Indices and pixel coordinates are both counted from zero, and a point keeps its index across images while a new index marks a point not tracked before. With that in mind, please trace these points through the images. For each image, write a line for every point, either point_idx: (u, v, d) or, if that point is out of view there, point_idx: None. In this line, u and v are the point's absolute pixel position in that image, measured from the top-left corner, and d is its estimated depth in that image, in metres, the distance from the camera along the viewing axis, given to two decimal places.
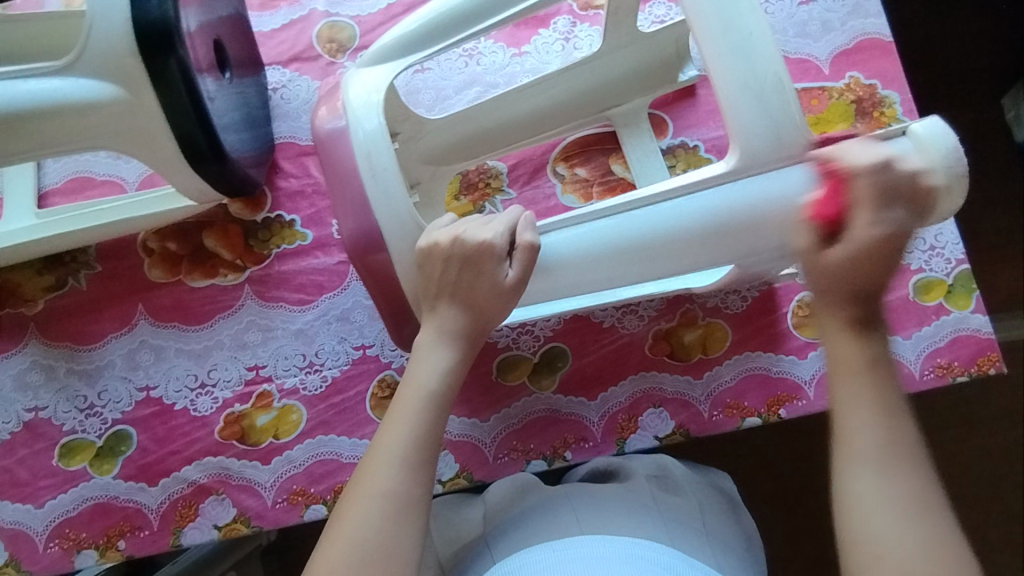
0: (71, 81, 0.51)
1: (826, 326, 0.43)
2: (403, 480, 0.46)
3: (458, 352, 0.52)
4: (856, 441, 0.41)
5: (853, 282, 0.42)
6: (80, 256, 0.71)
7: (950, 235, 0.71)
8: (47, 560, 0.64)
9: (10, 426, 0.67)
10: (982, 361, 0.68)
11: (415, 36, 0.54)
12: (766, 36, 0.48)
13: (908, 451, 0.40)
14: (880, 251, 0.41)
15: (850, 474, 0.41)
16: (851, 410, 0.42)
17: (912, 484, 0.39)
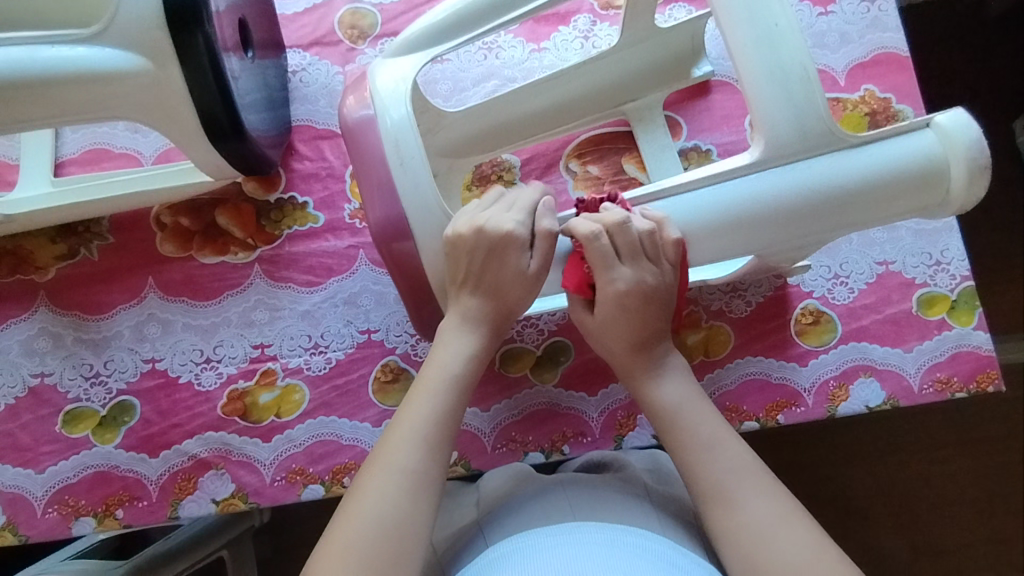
0: (98, 50, 0.51)
1: (640, 393, 0.57)
2: (421, 457, 0.51)
3: (480, 339, 0.56)
4: (704, 483, 0.52)
5: (631, 332, 0.56)
6: (93, 227, 0.71)
7: (956, 252, 0.72)
8: (44, 525, 0.65)
9: (15, 390, 0.68)
10: (981, 377, 0.69)
11: (442, 24, 0.55)
12: (793, 28, 0.49)
13: (751, 479, 0.51)
14: (646, 307, 0.54)
15: (711, 514, 0.51)
16: (703, 461, 0.53)
17: (770, 507, 0.49)
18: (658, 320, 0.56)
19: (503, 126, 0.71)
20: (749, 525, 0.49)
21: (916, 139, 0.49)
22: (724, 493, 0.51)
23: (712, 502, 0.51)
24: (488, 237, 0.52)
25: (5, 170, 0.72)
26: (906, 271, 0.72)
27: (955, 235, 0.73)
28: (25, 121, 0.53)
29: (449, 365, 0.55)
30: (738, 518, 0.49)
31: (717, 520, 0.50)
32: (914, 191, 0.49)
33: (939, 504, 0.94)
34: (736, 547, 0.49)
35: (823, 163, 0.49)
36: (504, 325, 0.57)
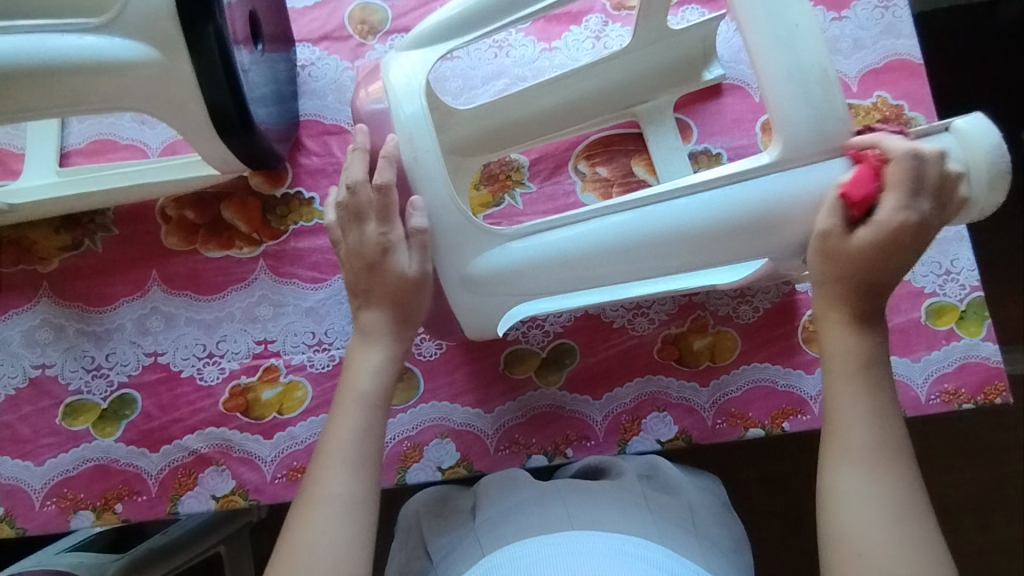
0: (108, 40, 0.51)
1: (829, 328, 0.52)
2: (348, 479, 0.51)
3: (392, 350, 0.56)
4: (845, 439, 0.49)
5: (862, 271, 0.50)
6: (98, 218, 0.71)
7: (966, 261, 0.71)
8: (42, 518, 0.64)
9: (16, 381, 0.67)
10: (988, 389, 0.68)
11: (455, 21, 0.54)
12: (812, 28, 0.48)
13: (890, 455, 0.49)
14: (898, 251, 0.49)
15: (832, 469, 0.49)
16: (844, 410, 0.50)
17: (884, 499, 0.47)
18: (906, 257, 0.49)
19: (512, 124, 0.70)
20: (854, 511, 0.47)
21: (935, 143, 0.49)
22: (855, 459, 0.49)
23: (838, 459, 0.49)
24: (361, 251, 0.55)
25: (10, 159, 0.72)
26: (915, 280, 0.71)
27: (965, 244, 0.72)
28: (33, 110, 0.52)
29: (363, 383, 0.54)
30: (850, 489, 0.48)
31: (828, 479, 0.49)
32: (932, 194, 0.49)
33: (941, 514, 0.93)
34: (838, 519, 0.48)
35: (839, 165, 0.49)
36: (409, 326, 0.56)
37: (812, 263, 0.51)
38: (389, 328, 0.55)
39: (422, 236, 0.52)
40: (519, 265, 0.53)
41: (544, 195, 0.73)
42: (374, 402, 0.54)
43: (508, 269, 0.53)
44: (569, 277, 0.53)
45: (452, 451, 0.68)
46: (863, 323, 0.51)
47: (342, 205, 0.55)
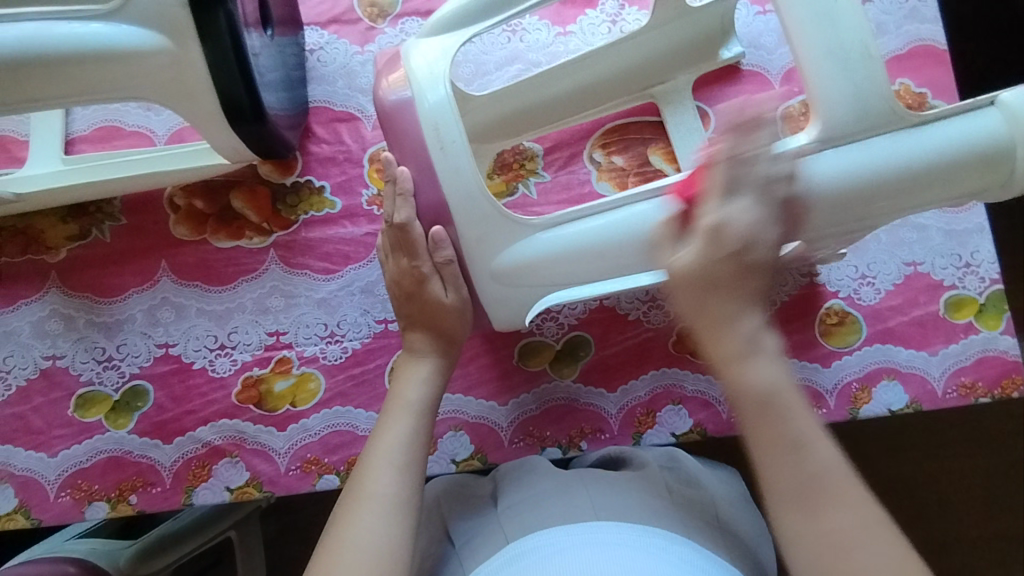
0: (115, 27, 0.49)
1: (709, 337, 0.45)
2: (395, 481, 0.50)
3: (440, 366, 0.58)
4: (795, 496, 0.41)
5: (704, 289, 0.44)
6: (105, 207, 0.70)
7: (987, 254, 0.70)
8: (58, 509, 0.64)
9: (26, 372, 0.66)
10: (1006, 382, 0.68)
11: (474, 7, 0.52)
12: (853, 4, 0.47)
13: (836, 477, 0.41)
14: (734, 271, 0.44)
15: (793, 522, 0.41)
16: (764, 452, 0.42)
17: (852, 516, 0.40)
18: (748, 265, 0.44)
19: (529, 108, 0.69)
20: (841, 535, 0.40)
21: (981, 118, 0.48)
22: (824, 495, 0.41)
23: (798, 510, 0.41)
24: (401, 279, 0.57)
25: (14, 146, 0.70)
26: (935, 273, 0.70)
27: (986, 236, 0.71)
28: (37, 101, 0.50)
29: (413, 394, 0.55)
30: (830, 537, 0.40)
31: (804, 552, 0.41)
32: (979, 171, 0.48)
33: (951, 503, 0.91)
34: (825, 562, 0.40)
35: (885, 144, 0.47)
36: (454, 346, 0.58)
37: (675, 299, 0.46)
38: (430, 347, 0.57)
39: (450, 266, 0.54)
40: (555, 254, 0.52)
41: (558, 185, 0.71)
42: (423, 412, 0.55)
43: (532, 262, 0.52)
44: (598, 268, 0.52)
45: (466, 443, 0.68)
46: (738, 356, 0.43)
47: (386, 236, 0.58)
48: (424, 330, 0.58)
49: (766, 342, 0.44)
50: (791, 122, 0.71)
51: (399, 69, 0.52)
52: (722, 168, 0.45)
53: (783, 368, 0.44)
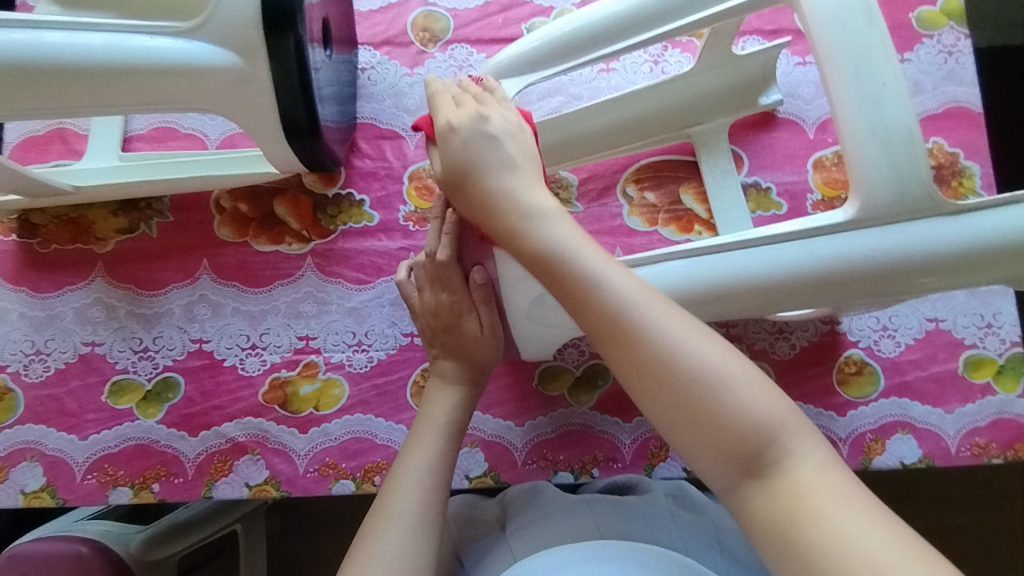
0: (192, 44, 0.52)
1: (472, 196, 0.49)
2: (419, 501, 0.52)
3: (466, 394, 0.60)
4: (608, 333, 0.41)
5: (452, 171, 0.50)
6: (154, 204, 0.73)
7: (1008, 316, 0.71)
8: (83, 490, 0.66)
9: (66, 356, 0.69)
10: (1019, 446, 0.68)
11: (523, 58, 0.56)
12: (901, 90, 0.49)
13: (621, 300, 0.41)
14: (479, 149, 0.49)
15: (613, 361, 0.41)
16: (571, 302, 0.43)
17: (670, 333, 0.40)
18: (501, 144, 0.49)
19: (567, 139, 0.71)
20: (657, 355, 0.39)
21: (1018, 212, 0.49)
22: (625, 324, 0.40)
23: (607, 344, 0.41)
24: (437, 311, 0.60)
25: (74, 139, 0.74)
26: (956, 331, 0.71)
27: (1008, 298, 0.72)
28: (109, 106, 0.53)
29: (441, 416, 0.57)
30: (643, 359, 0.39)
31: (626, 379, 0.40)
32: (1009, 262, 0.49)
33: (954, 558, 0.91)
34: (640, 375, 0.40)
35: (920, 228, 0.48)
36: (481, 377, 0.61)
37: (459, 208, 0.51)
38: (459, 374, 0.60)
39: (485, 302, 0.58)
40: None
41: (590, 216, 0.73)
42: (449, 433, 0.57)
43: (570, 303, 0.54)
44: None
45: (480, 460, 0.69)
46: (522, 230, 0.46)
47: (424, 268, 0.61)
48: (455, 359, 0.61)
49: (538, 206, 0.46)
50: (823, 172, 0.73)
51: None
52: (439, 91, 0.52)
53: (564, 220, 0.46)
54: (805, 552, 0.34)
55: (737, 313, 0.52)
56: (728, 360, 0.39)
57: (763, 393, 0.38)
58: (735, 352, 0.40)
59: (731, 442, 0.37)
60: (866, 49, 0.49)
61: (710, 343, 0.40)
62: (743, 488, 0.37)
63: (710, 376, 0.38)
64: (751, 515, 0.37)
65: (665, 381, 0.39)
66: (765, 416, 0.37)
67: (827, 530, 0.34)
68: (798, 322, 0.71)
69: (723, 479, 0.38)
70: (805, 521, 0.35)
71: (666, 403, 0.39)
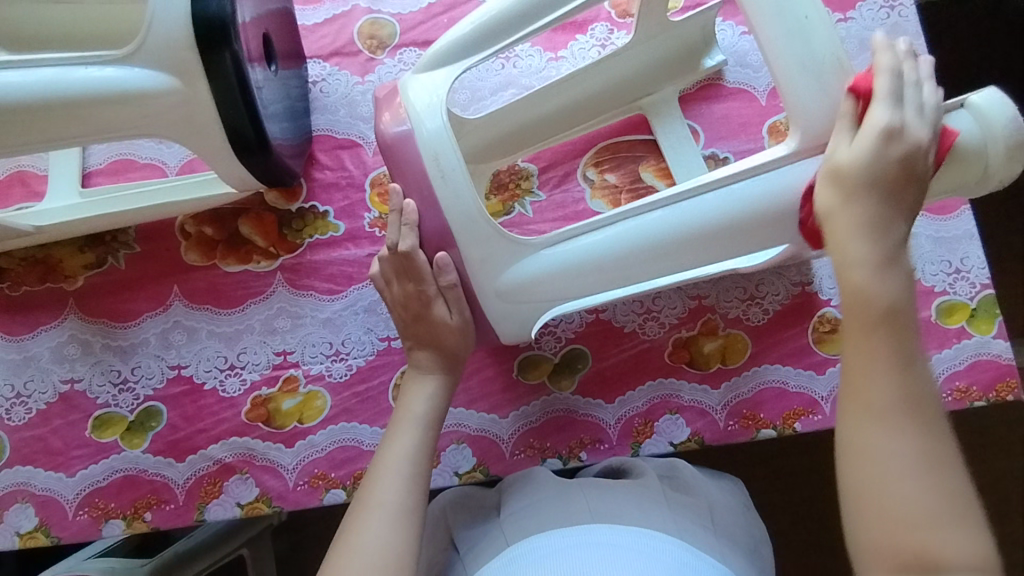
0: (129, 70, 0.53)
1: (843, 215, 0.46)
2: (398, 491, 0.54)
3: (443, 380, 0.61)
4: (892, 404, 0.43)
5: (872, 179, 0.46)
6: (120, 236, 0.73)
7: (976, 259, 0.72)
8: (76, 526, 0.67)
9: (46, 397, 0.69)
10: (1000, 386, 0.69)
11: (455, 46, 0.56)
12: (824, 20, 0.49)
13: (915, 397, 0.43)
14: (898, 169, 0.47)
15: (863, 424, 0.43)
16: (867, 360, 0.44)
17: (924, 446, 0.42)
18: (913, 182, 0.47)
19: (519, 124, 0.71)
20: (906, 457, 0.42)
21: (955, 120, 0.50)
22: (904, 410, 0.43)
23: (873, 413, 0.43)
24: (407, 302, 0.61)
25: (33, 180, 0.74)
26: (925, 279, 0.72)
27: (975, 242, 0.72)
28: (55, 140, 0.54)
29: (419, 406, 0.59)
30: (900, 448, 0.42)
31: (847, 430, 0.44)
32: (953, 168, 0.50)
33: None
34: (888, 458, 0.42)
35: None
36: (458, 362, 0.61)
37: (824, 204, 0.47)
38: (434, 363, 0.61)
39: (454, 289, 0.58)
40: (552, 270, 0.56)
41: (553, 204, 0.74)
42: (427, 423, 0.58)
43: (535, 278, 0.56)
44: (597, 280, 0.56)
45: (468, 456, 0.70)
46: (865, 250, 0.45)
47: (388, 262, 0.60)
48: (430, 348, 0.61)
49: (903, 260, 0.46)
50: (779, 136, 0.74)
51: (395, 102, 0.56)
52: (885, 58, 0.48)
53: (902, 280, 0.46)
54: None
55: (698, 259, 0.54)
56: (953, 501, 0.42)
57: (968, 532, 0.41)
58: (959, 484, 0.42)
59: (924, 536, 0.41)
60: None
61: (949, 479, 0.42)
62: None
63: (928, 503, 0.41)
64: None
65: (902, 475, 0.42)
66: (960, 554, 0.41)
67: None
68: (769, 287, 0.72)
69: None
70: None
71: (884, 492, 0.42)
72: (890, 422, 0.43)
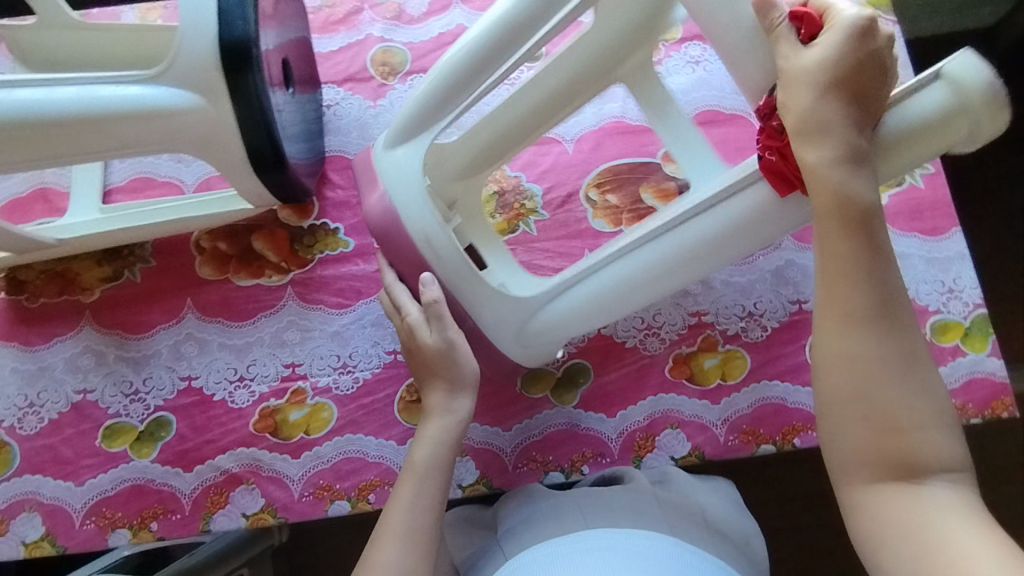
0: (159, 89, 0.56)
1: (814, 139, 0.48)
2: (399, 552, 0.56)
3: (451, 428, 0.61)
4: (864, 311, 0.47)
5: (840, 98, 0.48)
6: (137, 250, 0.76)
7: (968, 280, 0.74)
8: (83, 536, 0.67)
9: (58, 406, 0.71)
10: (995, 404, 0.70)
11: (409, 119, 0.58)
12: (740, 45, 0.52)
13: (883, 306, 0.47)
14: (857, 68, 0.48)
15: (836, 331, 0.47)
16: (842, 274, 0.48)
17: (893, 351, 0.47)
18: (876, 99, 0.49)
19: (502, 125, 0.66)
20: (875, 360, 0.46)
21: (928, 92, 0.49)
22: (874, 317, 0.47)
23: (847, 322, 0.47)
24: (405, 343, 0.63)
25: (56, 197, 0.77)
26: (920, 298, 0.74)
27: (966, 263, 0.75)
28: (84, 154, 0.57)
29: (421, 458, 0.60)
30: (872, 353, 0.46)
31: (826, 336, 0.48)
32: (932, 137, 0.49)
33: None
34: (859, 364, 0.47)
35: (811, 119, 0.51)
36: (462, 384, 0.61)
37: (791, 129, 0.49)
38: (438, 403, 0.61)
39: (436, 304, 0.59)
40: (559, 311, 0.60)
41: (557, 223, 0.76)
42: (422, 476, 0.59)
43: (555, 320, 0.60)
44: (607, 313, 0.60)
45: (472, 468, 0.70)
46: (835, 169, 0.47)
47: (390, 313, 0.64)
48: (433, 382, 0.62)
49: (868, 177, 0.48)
50: None
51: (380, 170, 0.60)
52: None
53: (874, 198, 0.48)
54: (892, 548, 0.44)
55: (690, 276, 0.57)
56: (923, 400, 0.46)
57: (936, 430, 0.46)
58: (926, 385, 0.47)
59: (896, 433, 0.46)
60: (740, 31, 0.51)
61: (917, 381, 0.47)
62: (872, 487, 0.46)
63: (899, 403, 0.46)
64: (859, 509, 0.46)
65: (877, 379, 0.46)
66: (930, 449, 0.45)
67: (915, 534, 0.43)
68: (766, 305, 0.74)
69: (863, 469, 0.46)
70: (892, 526, 0.44)
71: (863, 393, 0.46)
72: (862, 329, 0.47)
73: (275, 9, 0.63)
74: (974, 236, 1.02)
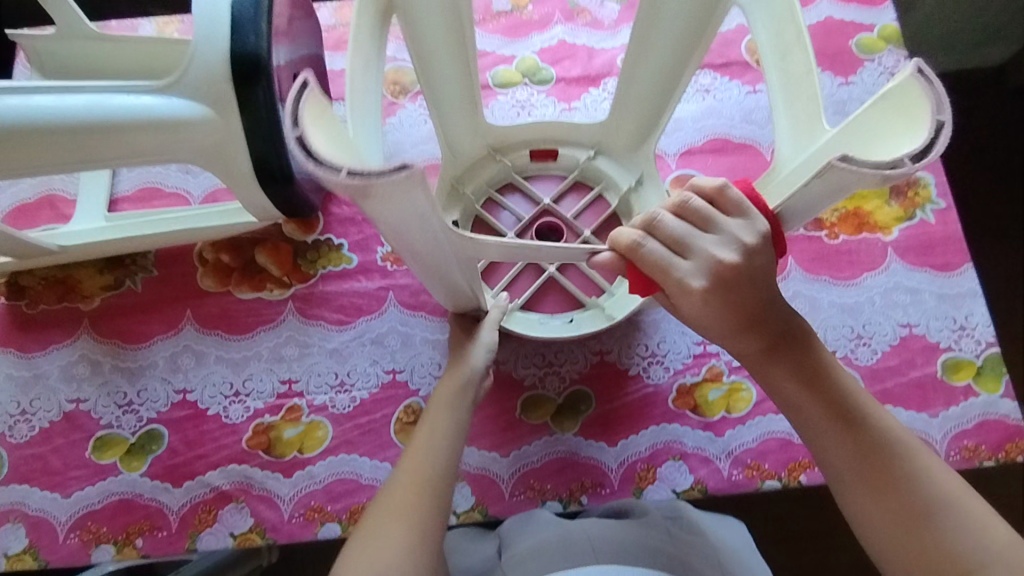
0: (167, 99, 0.56)
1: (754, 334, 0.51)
2: (426, 472, 0.54)
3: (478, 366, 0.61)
4: (853, 474, 0.50)
5: (738, 312, 0.50)
6: (139, 260, 0.75)
7: (981, 317, 0.72)
8: (66, 550, 0.65)
9: (50, 415, 0.70)
10: (1009, 447, 0.68)
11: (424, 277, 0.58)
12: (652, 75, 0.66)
13: (866, 453, 0.50)
14: (738, 280, 0.49)
15: (850, 495, 0.50)
16: (821, 439, 0.52)
17: (899, 494, 0.49)
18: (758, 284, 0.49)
19: (425, 263, 0.55)
20: (888, 512, 0.49)
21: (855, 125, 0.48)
22: (864, 468, 0.50)
23: (839, 483, 0.51)
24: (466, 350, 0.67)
25: (62, 205, 0.77)
26: (931, 334, 0.72)
27: (979, 300, 0.73)
28: (91, 162, 0.57)
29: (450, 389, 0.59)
30: (880, 503, 0.49)
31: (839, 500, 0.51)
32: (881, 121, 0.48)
33: None
34: (881, 521, 0.49)
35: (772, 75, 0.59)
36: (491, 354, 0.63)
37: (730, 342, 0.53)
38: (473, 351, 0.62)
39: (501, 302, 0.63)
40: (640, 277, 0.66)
41: None
42: (456, 402, 0.59)
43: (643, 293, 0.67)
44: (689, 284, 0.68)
45: (467, 495, 0.68)
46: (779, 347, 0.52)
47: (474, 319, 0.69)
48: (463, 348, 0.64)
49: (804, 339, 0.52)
50: None
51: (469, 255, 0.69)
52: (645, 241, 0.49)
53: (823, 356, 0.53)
54: None
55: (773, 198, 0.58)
56: (953, 525, 0.47)
57: (982, 552, 0.47)
58: (953, 507, 0.48)
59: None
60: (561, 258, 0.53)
61: (944, 512, 0.48)
62: None
63: (933, 540, 0.47)
64: None
65: (902, 527, 0.48)
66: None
67: None
68: None
69: None
70: None
71: (897, 542, 0.48)
72: (858, 489, 0.50)
73: (289, 26, 0.64)
74: (984, 273, 1.00)
